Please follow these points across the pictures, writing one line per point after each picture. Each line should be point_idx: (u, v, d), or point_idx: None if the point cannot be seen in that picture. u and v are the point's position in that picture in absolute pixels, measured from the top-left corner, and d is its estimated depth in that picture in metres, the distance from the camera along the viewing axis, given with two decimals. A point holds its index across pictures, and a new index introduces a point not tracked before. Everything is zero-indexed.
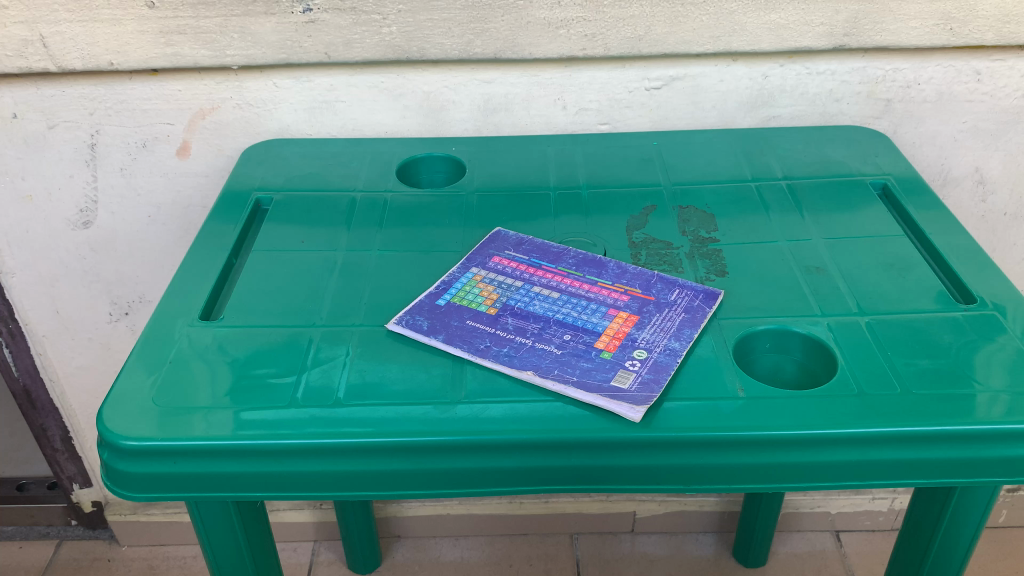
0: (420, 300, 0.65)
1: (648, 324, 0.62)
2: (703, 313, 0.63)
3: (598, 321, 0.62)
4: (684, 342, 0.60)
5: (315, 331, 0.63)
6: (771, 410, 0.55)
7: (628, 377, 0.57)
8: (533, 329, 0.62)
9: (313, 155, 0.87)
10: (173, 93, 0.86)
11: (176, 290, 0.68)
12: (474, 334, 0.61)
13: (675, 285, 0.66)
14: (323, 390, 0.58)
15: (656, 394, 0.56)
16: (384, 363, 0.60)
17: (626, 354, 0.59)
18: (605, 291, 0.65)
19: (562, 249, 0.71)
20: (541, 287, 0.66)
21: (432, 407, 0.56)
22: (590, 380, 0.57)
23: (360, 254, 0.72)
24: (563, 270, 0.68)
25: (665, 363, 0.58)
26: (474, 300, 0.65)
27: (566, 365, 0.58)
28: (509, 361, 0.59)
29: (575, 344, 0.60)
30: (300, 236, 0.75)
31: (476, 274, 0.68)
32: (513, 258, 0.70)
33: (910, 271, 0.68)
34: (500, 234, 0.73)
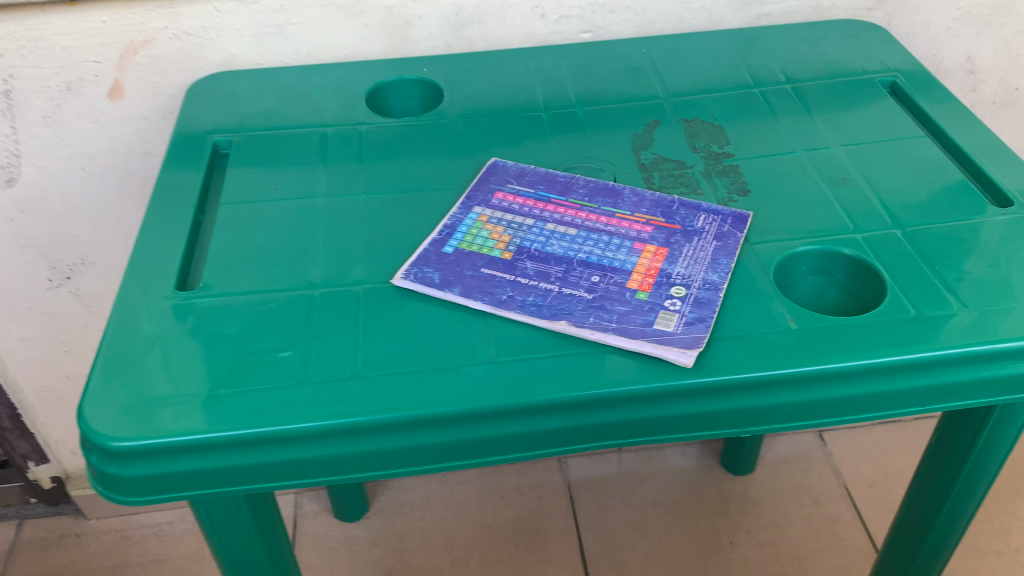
0: (424, 248, 0.59)
1: (680, 257, 0.57)
2: (736, 240, 0.58)
3: (625, 258, 0.57)
4: (723, 273, 0.55)
5: (312, 294, 0.56)
6: (828, 340, 0.51)
7: (671, 319, 0.52)
8: (557, 273, 0.56)
9: (269, 88, 0.78)
10: (97, 25, 0.75)
11: (142, 256, 0.60)
12: (493, 284, 0.55)
13: (699, 210, 0.61)
14: (333, 361, 0.51)
15: (704, 335, 0.51)
16: (398, 324, 0.54)
17: (664, 294, 0.54)
18: (626, 224, 0.60)
19: (568, 179, 0.65)
20: (556, 225, 0.60)
21: (461, 371, 0.50)
22: (631, 325, 0.52)
23: (345, 198, 0.65)
24: (575, 203, 0.62)
25: (707, 299, 0.53)
26: (485, 245, 0.59)
27: (602, 311, 0.53)
28: (537, 312, 0.53)
29: (606, 286, 0.55)
30: (272, 182, 0.67)
31: (482, 215, 0.61)
32: (518, 193, 0.63)
33: (940, 176, 0.64)
34: (498, 167, 0.67)
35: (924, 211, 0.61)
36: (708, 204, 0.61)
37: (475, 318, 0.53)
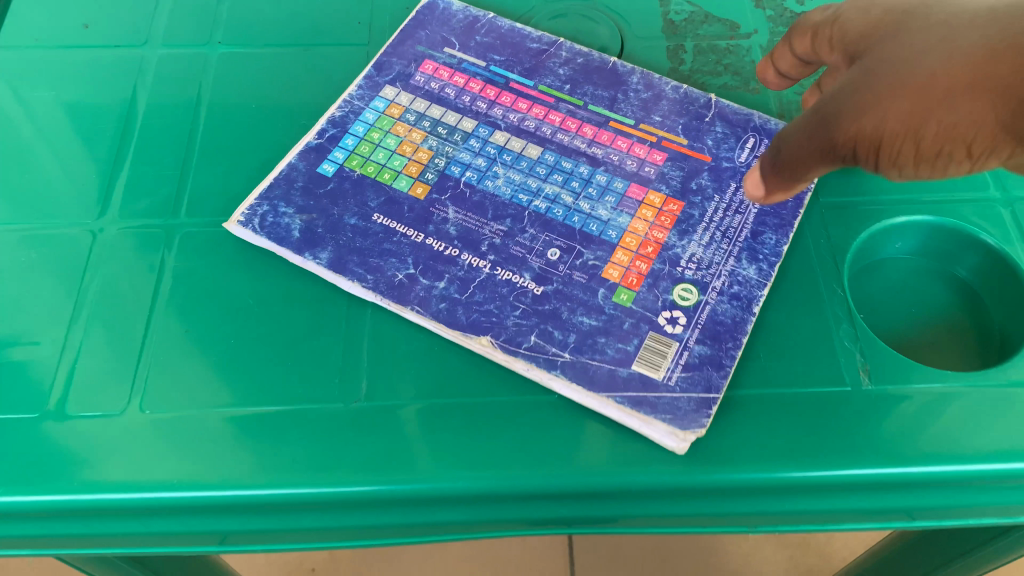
0: (289, 165, 0.36)
1: (701, 224, 0.34)
2: (797, 197, 0.35)
3: (610, 215, 0.34)
4: (765, 265, 0.33)
5: (103, 234, 0.35)
6: (926, 421, 0.30)
7: (664, 357, 0.31)
8: (494, 236, 0.34)
9: None
10: None
11: None
12: (386, 249, 0.34)
13: (745, 130, 0.37)
14: (105, 379, 0.32)
15: (715, 395, 0.30)
16: (224, 311, 0.33)
17: (661, 298, 0.32)
18: (622, 145, 0.36)
19: (543, 48, 0.40)
20: (508, 138, 0.37)
21: (304, 419, 0.31)
22: (596, 362, 0.31)
23: (189, 53, 0.41)
24: (546, 96, 0.38)
25: (731, 318, 0.32)
26: (387, 168, 0.36)
27: (553, 325, 0.32)
28: (447, 315, 0.32)
29: (568, 272, 0.33)
30: (83, 12, 0.43)
31: (393, 105, 0.38)
32: (459, 68, 0.39)
33: None
34: (437, 10, 0.42)
35: None
36: (763, 117, 0.37)
37: (352, 315, 0.33)
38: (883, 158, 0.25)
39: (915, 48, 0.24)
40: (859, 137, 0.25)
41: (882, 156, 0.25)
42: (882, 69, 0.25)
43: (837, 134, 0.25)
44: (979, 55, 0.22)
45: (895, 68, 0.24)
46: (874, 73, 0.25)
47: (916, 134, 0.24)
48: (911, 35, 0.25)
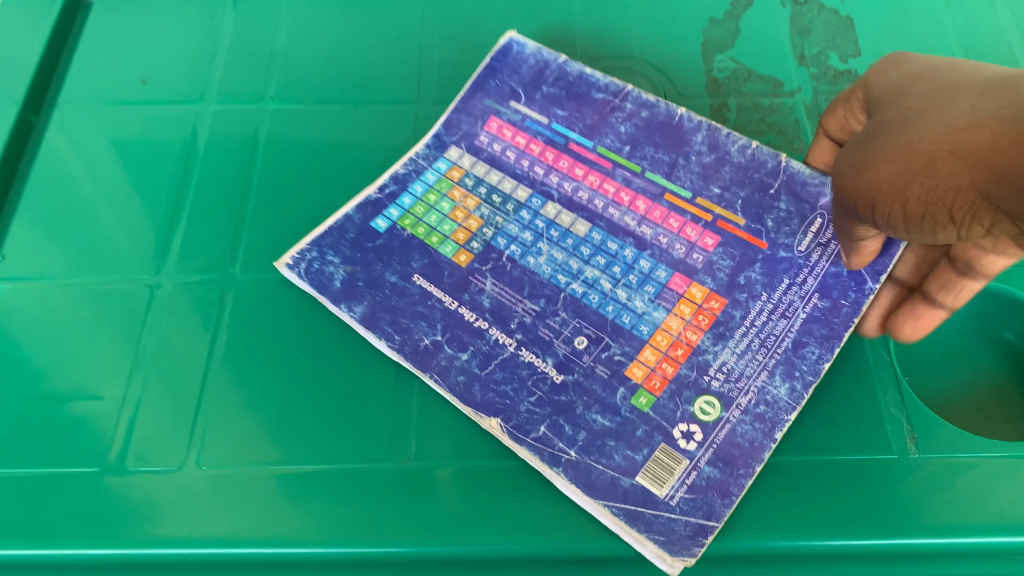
0: (345, 215, 0.37)
1: (739, 326, 0.33)
2: (857, 299, 0.33)
3: (645, 308, 0.34)
4: (799, 383, 0.32)
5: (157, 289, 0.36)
6: (977, 489, 0.31)
7: (669, 473, 0.30)
8: (525, 315, 0.34)
9: None
10: None
11: None
12: (418, 312, 0.34)
13: (812, 210, 0.35)
14: (159, 434, 0.33)
15: (716, 523, 0.29)
16: (275, 368, 0.34)
17: (681, 408, 0.31)
18: (674, 225, 0.36)
19: (610, 103, 0.40)
20: (559, 212, 0.37)
21: (353, 479, 0.32)
22: (601, 466, 0.31)
23: (245, 109, 0.42)
24: (604, 160, 0.38)
25: (750, 442, 0.31)
26: (436, 231, 0.37)
27: (563, 420, 0.32)
28: (462, 390, 0.32)
29: (591, 364, 0.33)
30: (143, 67, 0.44)
31: (454, 168, 0.39)
32: (523, 126, 0.40)
33: None
34: (512, 55, 0.42)
35: None
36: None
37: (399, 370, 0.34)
38: (885, 218, 0.29)
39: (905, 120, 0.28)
40: (864, 195, 0.29)
41: (895, 222, 0.29)
42: (887, 134, 0.29)
43: (851, 193, 0.30)
44: (947, 125, 0.26)
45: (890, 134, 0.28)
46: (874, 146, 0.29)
47: (903, 197, 0.27)
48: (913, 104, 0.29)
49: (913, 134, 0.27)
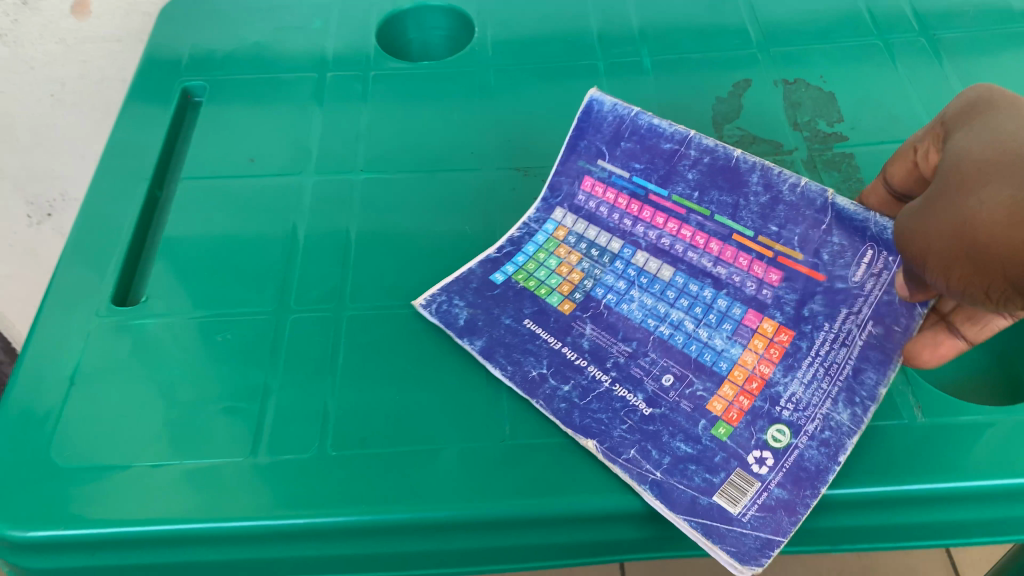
0: (469, 269, 0.45)
1: (805, 357, 0.39)
2: (907, 325, 0.38)
3: (725, 345, 0.41)
4: (859, 408, 0.37)
5: (284, 319, 0.44)
6: (973, 443, 0.37)
7: (742, 493, 0.35)
8: (619, 355, 0.41)
9: (260, 12, 0.63)
10: None
11: (78, 252, 0.47)
12: (527, 349, 0.41)
13: (863, 241, 0.41)
14: (298, 427, 0.39)
15: (782, 538, 0.34)
16: (389, 374, 0.41)
17: (756, 436, 0.37)
18: (743, 264, 0.43)
19: (676, 151, 0.46)
20: (647, 259, 0.45)
21: (464, 454, 0.38)
22: (682, 486, 0.36)
23: (339, 178, 0.51)
24: (679, 207, 0.46)
25: (815, 465, 0.36)
26: (546, 282, 0.44)
27: (652, 449, 0.37)
28: (564, 415, 0.39)
29: (676, 400, 0.39)
30: (250, 148, 0.53)
31: (560, 227, 0.47)
32: (610, 181, 0.48)
33: None
34: (593, 114, 0.48)
35: None
36: (879, 224, 0.40)
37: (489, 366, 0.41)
38: (971, 249, 0.29)
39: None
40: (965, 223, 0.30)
41: (969, 254, 0.29)
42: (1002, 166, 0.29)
43: (950, 221, 0.30)
44: None
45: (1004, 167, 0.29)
46: (995, 173, 0.29)
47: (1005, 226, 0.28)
48: None
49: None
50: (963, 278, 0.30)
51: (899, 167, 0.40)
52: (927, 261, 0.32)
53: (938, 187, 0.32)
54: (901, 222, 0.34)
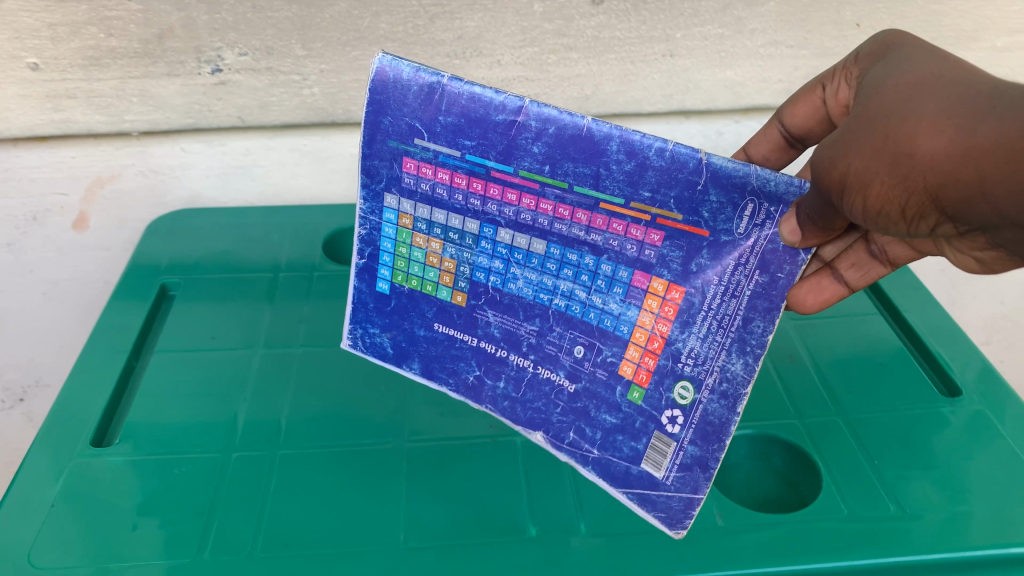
0: (357, 288, 0.52)
1: (699, 313, 0.44)
2: (789, 271, 0.42)
3: (621, 309, 0.46)
4: (750, 357, 0.44)
5: (228, 455, 0.54)
6: (757, 544, 0.49)
7: (664, 458, 0.47)
8: (530, 335, 0.49)
9: (229, 226, 0.78)
10: (66, 160, 0.76)
11: (65, 405, 0.58)
12: (453, 353, 0.52)
13: (742, 196, 0.41)
14: (232, 539, 0.49)
15: (697, 495, 0.47)
16: (308, 497, 0.51)
17: (664, 396, 0.46)
18: (618, 228, 0.44)
19: (509, 133, 0.43)
20: (513, 235, 0.46)
21: (365, 554, 0.48)
22: (616, 458, 0.49)
23: (283, 351, 0.64)
24: (530, 182, 0.44)
25: (717, 418, 0.46)
26: (423, 279, 0.50)
27: (586, 426, 0.49)
28: (511, 411, 0.51)
29: (592, 368, 0.48)
30: (210, 329, 0.66)
31: (402, 215, 0.48)
32: (438, 162, 0.45)
33: (890, 358, 0.62)
34: (392, 84, 0.44)
35: (873, 398, 0.58)
36: (760, 177, 0.40)
37: (392, 492, 0.52)
38: (900, 174, 0.35)
39: (943, 97, 0.34)
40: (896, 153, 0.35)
41: (896, 171, 0.35)
42: (922, 107, 0.35)
43: (882, 152, 0.36)
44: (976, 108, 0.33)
45: (922, 107, 0.35)
46: (909, 104, 0.36)
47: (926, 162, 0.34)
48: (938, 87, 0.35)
49: (943, 111, 0.34)
50: (884, 195, 0.36)
51: (797, 109, 0.49)
52: (848, 181, 0.38)
53: (861, 121, 0.38)
54: (821, 149, 0.39)
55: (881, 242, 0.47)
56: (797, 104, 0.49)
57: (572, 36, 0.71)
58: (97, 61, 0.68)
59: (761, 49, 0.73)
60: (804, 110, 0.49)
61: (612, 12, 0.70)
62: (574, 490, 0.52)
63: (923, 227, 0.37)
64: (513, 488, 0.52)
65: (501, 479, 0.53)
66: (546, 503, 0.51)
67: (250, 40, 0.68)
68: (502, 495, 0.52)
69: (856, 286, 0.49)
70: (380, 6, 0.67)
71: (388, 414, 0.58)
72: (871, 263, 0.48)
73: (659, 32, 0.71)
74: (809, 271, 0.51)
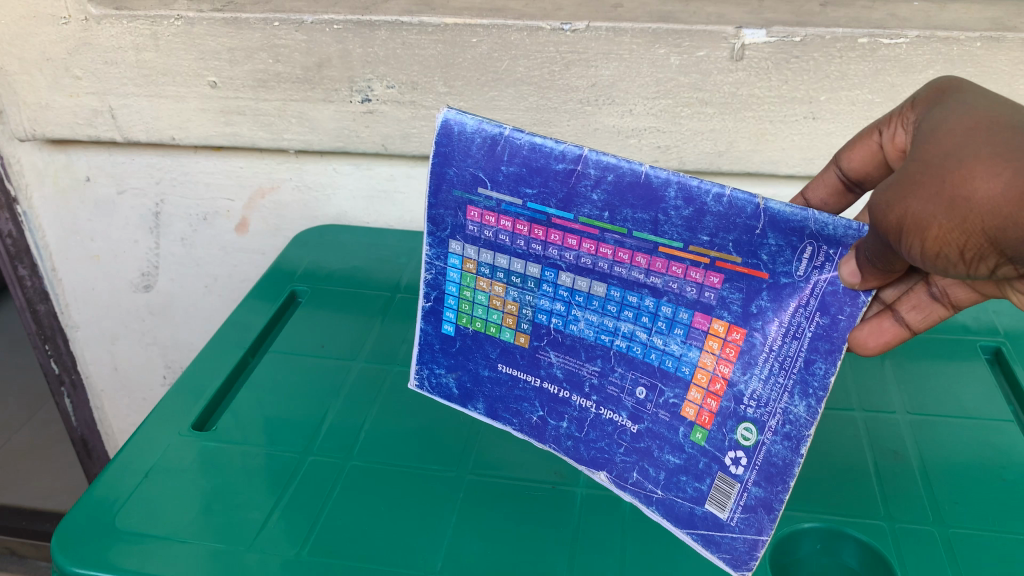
0: (423, 329, 0.54)
1: (760, 354, 0.44)
2: (851, 313, 0.42)
3: (682, 350, 0.46)
4: (813, 400, 0.43)
5: (305, 457, 0.58)
6: None
7: (727, 499, 0.46)
8: (592, 374, 0.49)
9: (365, 245, 0.83)
10: (235, 169, 0.85)
11: (183, 387, 0.64)
12: (517, 395, 0.52)
13: (801, 239, 0.42)
14: (288, 537, 0.52)
15: (763, 536, 0.46)
16: (364, 512, 0.53)
17: (727, 437, 0.46)
18: (678, 271, 0.44)
19: (569, 181, 0.44)
20: (574, 278, 0.47)
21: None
22: (680, 497, 0.48)
23: (381, 367, 0.66)
24: (590, 228, 0.45)
25: (782, 459, 0.45)
26: (487, 322, 0.51)
27: (649, 467, 0.49)
28: (574, 450, 0.51)
29: (654, 410, 0.48)
30: (321, 339, 0.70)
31: (467, 259, 0.50)
32: (501, 210, 0.47)
33: (1016, 473, 0.55)
34: (457, 136, 0.47)
35: (983, 514, 0.52)
36: (818, 221, 0.41)
37: (442, 521, 0.53)
38: (961, 214, 0.34)
39: (994, 141, 0.34)
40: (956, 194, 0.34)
41: (956, 211, 0.34)
42: (974, 151, 0.35)
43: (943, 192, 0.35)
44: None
45: (975, 150, 0.35)
46: (962, 150, 0.35)
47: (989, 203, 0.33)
48: (987, 134, 0.35)
49: (1000, 154, 0.34)
50: (942, 238, 0.35)
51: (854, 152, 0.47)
52: (905, 223, 0.36)
53: (914, 165, 0.37)
54: (877, 196, 0.38)
55: (942, 282, 0.44)
56: (853, 147, 0.47)
57: (708, 91, 0.70)
58: (265, 84, 0.75)
59: None
60: (859, 157, 0.47)
61: (752, 69, 0.68)
62: (622, 545, 0.51)
63: (980, 270, 0.36)
64: (557, 536, 0.52)
65: (549, 524, 0.52)
66: (591, 560, 0.50)
67: (398, 73, 0.73)
68: (547, 542, 0.51)
69: (917, 329, 0.45)
70: (518, 50, 0.70)
71: (458, 444, 0.59)
72: (932, 306, 0.45)
73: (802, 93, 0.69)
74: (869, 313, 0.47)
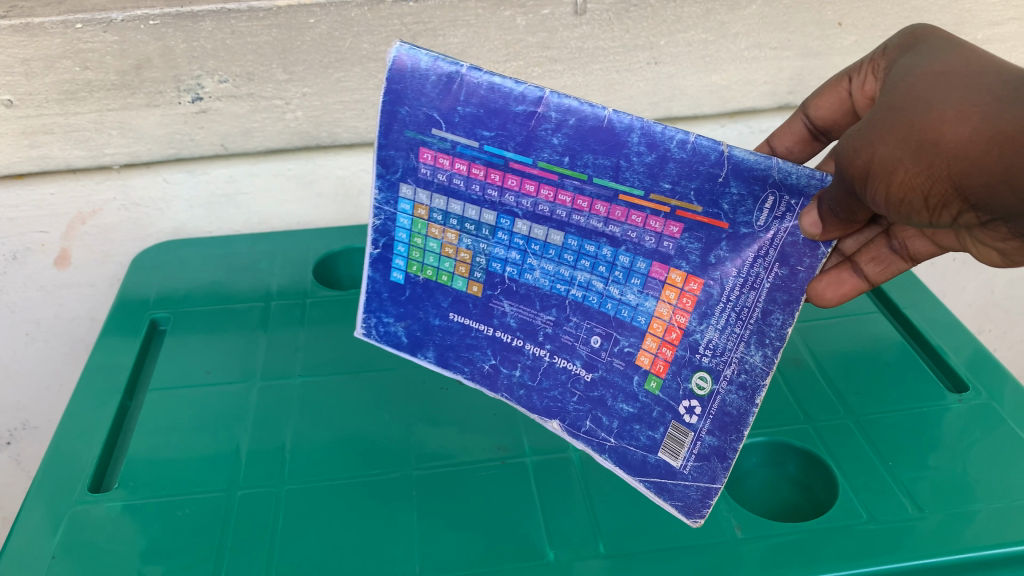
0: (370, 277, 0.52)
1: (717, 304, 0.44)
2: (810, 265, 0.41)
3: (639, 300, 0.45)
4: (768, 349, 0.43)
5: (233, 493, 0.53)
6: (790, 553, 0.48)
7: (681, 447, 0.47)
8: (546, 325, 0.48)
9: (215, 256, 0.76)
10: (45, 197, 0.75)
11: (57, 457, 0.56)
12: (468, 343, 0.51)
13: (763, 187, 0.41)
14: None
15: (716, 484, 0.46)
16: (318, 533, 0.50)
17: (682, 386, 0.46)
18: (638, 220, 0.43)
19: (530, 125, 0.43)
20: (531, 226, 0.46)
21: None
22: (632, 446, 0.48)
23: (280, 382, 0.62)
24: (549, 173, 0.43)
25: (736, 409, 0.45)
26: (435, 269, 0.50)
27: (602, 415, 0.49)
28: (528, 399, 0.51)
29: (608, 359, 0.47)
30: (204, 365, 0.64)
31: (418, 205, 0.48)
32: (456, 153, 0.45)
33: (894, 354, 0.62)
34: (409, 74, 0.44)
35: (880, 396, 0.58)
36: (781, 170, 0.40)
37: (400, 521, 0.51)
38: (928, 161, 0.36)
39: (963, 89, 0.36)
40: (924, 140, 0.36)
41: (921, 157, 0.37)
42: (944, 99, 0.36)
43: (912, 140, 0.37)
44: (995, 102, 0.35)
45: (944, 98, 0.36)
46: (935, 96, 0.37)
47: (953, 150, 0.35)
48: (957, 82, 0.37)
49: (968, 101, 0.36)
50: (908, 184, 0.37)
51: (824, 99, 0.51)
52: (873, 169, 0.38)
53: (886, 112, 0.39)
54: (843, 143, 0.40)
55: (902, 237, 0.48)
56: (824, 96, 0.51)
57: (556, 48, 0.70)
58: (74, 95, 0.67)
59: (745, 52, 0.73)
60: (827, 104, 0.51)
61: (595, 23, 0.69)
62: (591, 508, 0.51)
63: (944, 217, 0.39)
64: (528, 509, 0.51)
65: (516, 502, 0.52)
66: (565, 527, 0.50)
67: (230, 66, 0.67)
68: (519, 518, 0.51)
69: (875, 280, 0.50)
70: (361, 26, 0.66)
71: (391, 445, 0.56)
72: (892, 258, 0.49)
73: (643, 40, 0.71)
74: (830, 266, 0.52)
